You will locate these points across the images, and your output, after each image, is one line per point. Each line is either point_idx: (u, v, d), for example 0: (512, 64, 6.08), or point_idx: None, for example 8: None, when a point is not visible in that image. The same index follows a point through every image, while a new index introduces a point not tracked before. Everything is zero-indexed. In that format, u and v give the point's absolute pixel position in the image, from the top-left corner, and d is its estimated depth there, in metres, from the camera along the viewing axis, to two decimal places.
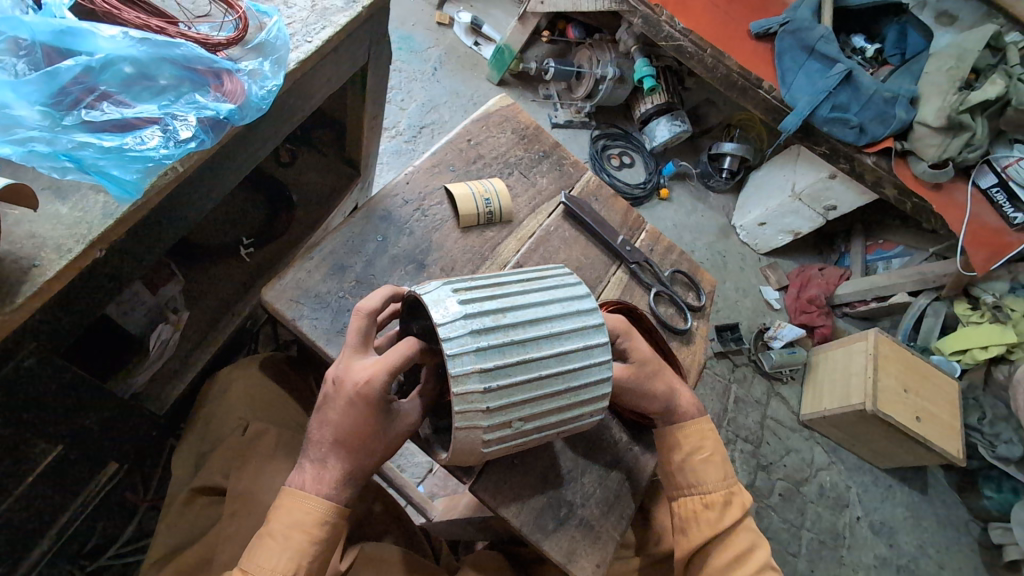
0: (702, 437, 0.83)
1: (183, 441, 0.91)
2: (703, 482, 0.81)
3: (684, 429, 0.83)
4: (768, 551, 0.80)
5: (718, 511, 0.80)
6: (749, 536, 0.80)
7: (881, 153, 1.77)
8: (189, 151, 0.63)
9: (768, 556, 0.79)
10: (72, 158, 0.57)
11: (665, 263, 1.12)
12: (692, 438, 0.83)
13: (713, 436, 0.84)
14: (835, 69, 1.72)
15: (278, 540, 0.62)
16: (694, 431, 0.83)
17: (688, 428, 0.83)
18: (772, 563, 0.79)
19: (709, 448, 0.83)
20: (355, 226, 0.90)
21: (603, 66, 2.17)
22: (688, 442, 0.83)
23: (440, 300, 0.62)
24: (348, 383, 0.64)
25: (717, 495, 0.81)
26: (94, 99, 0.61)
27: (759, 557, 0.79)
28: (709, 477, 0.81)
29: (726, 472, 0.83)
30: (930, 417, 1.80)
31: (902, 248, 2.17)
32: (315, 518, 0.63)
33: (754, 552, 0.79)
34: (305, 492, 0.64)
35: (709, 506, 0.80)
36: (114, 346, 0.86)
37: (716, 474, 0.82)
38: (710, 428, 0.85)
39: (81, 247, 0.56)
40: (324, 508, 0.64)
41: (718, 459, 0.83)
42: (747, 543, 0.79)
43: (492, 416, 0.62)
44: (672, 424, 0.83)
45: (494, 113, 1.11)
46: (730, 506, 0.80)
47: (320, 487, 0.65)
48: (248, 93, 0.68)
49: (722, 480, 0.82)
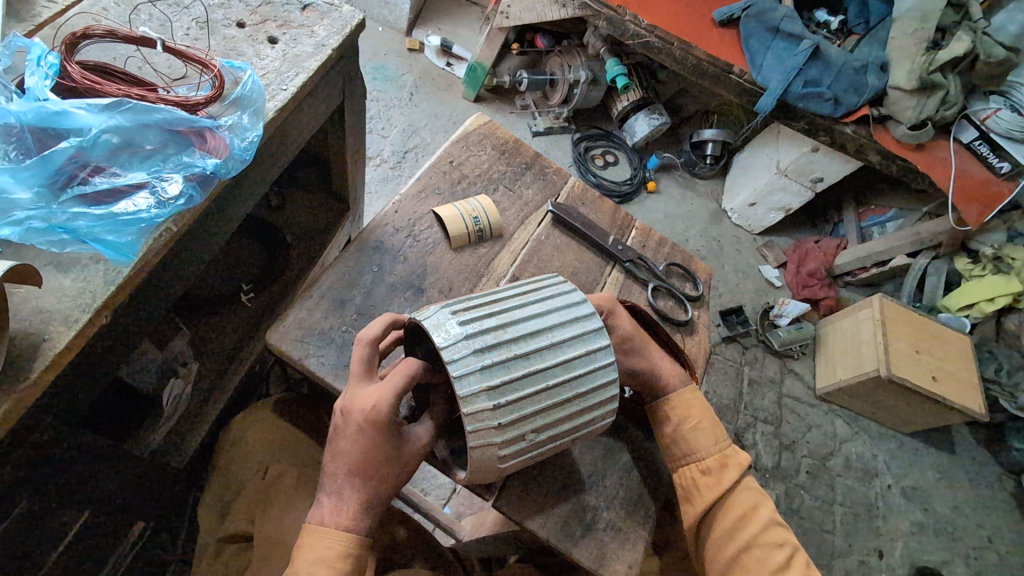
0: (688, 407, 0.83)
1: (206, 491, 0.92)
2: (697, 450, 0.81)
3: (667, 403, 0.83)
4: (772, 506, 0.80)
5: (715, 475, 0.80)
6: (749, 494, 0.80)
7: (860, 121, 1.78)
8: (178, 210, 0.64)
9: (772, 512, 0.79)
10: (68, 230, 0.59)
11: (658, 258, 1.13)
12: (679, 410, 0.83)
13: (700, 402, 0.84)
14: (802, 45, 1.75)
15: None
16: (677, 402, 0.83)
17: (671, 401, 0.83)
18: (777, 518, 0.79)
19: (694, 417, 0.82)
20: (349, 260, 0.92)
21: (575, 71, 2.20)
22: (674, 413, 0.82)
23: (440, 324, 0.64)
24: (356, 411, 0.65)
25: (711, 460, 0.81)
26: (88, 173, 0.62)
27: (764, 514, 0.78)
28: (700, 443, 0.81)
29: (717, 435, 0.83)
30: (946, 374, 1.80)
31: (894, 211, 2.18)
32: (338, 552, 0.64)
33: (757, 509, 0.79)
34: (329, 527, 0.65)
35: (706, 472, 0.80)
36: (133, 408, 0.88)
37: (709, 440, 0.82)
38: (697, 395, 0.84)
39: (87, 315, 0.58)
40: (345, 541, 0.64)
41: (707, 425, 0.82)
42: (750, 502, 0.79)
43: (504, 431, 0.63)
44: (660, 399, 0.84)
45: (472, 133, 1.13)
46: (726, 467, 0.80)
47: (339, 519, 0.65)
48: (231, 146, 0.70)
49: (714, 444, 0.82)
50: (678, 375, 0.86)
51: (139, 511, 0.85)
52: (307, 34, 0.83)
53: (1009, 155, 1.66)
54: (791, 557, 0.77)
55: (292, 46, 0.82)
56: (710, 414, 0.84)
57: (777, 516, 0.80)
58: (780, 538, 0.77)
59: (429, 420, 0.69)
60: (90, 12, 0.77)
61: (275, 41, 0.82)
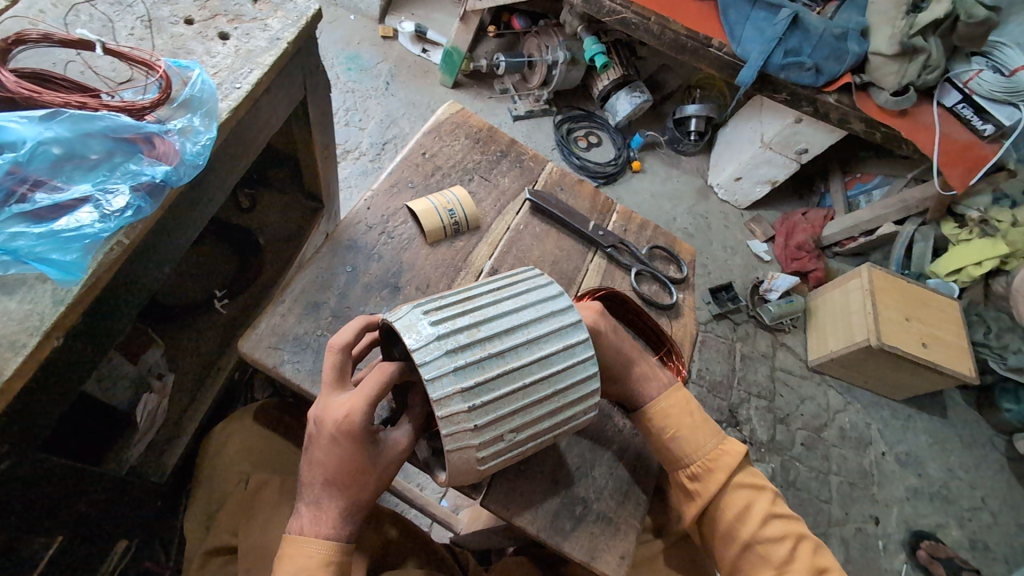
0: (666, 417, 0.80)
1: (191, 502, 0.91)
2: (681, 458, 0.80)
3: (645, 415, 0.80)
4: (769, 499, 0.79)
5: (702, 481, 0.79)
6: (742, 494, 0.78)
7: (842, 89, 1.76)
8: (127, 221, 0.61)
9: (769, 505, 0.78)
10: (7, 251, 0.55)
11: (641, 241, 1.11)
12: (658, 421, 0.80)
13: (678, 407, 0.81)
14: (780, 14, 1.71)
15: None
16: (654, 414, 0.80)
17: (650, 413, 0.80)
18: (774, 511, 0.78)
19: (671, 425, 0.80)
20: (323, 261, 0.89)
21: (553, 51, 2.15)
22: (652, 425, 0.80)
23: (412, 326, 0.62)
24: (329, 420, 0.63)
25: (698, 465, 0.79)
26: (28, 189, 0.59)
27: (760, 509, 0.78)
28: (682, 452, 0.79)
29: (701, 439, 0.80)
30: (936, 340, 1.80)
31: (880, 178, 2.16)
32: (318, 561, 0.62)
33: (753, 506, 0.78)
34: (309, 536, 0.64)
35: (694, 477, 0.80)
36: (103, 427, 0.86)
37: (691, 446, 0.79)
38: (673, 401, 0.81)
39: (36, 338, 0.55)
40: (326, 549, 0.63)
41: (689, 431, 0.80)
42: (743, 501, 0.78)
43: (482, 433, 0.62)
44: (639, 411, 0.81)
45: (444, 122, 1.10)
46: (713, 471, 0.79)
47: (318, 528, 0.64)
48: (182, 151, 0.66)
49: (699, 449, 0.80)
50: (659, 378, 0.83)
51: (122, 527, 0.84)
52: (260, 27, 0.80)
53: (993, 117, 1.63)
54: (792, 546, 0.77)
55: (245, 41, 0.78)
56: (691, 417, 0.81)
57: (776, 508, 0.79)
58: (779, 532, 0.77)
59: (406, 425, 0.67)
60: (27, 16, 0.73)
61: (226, 37, 0.78)
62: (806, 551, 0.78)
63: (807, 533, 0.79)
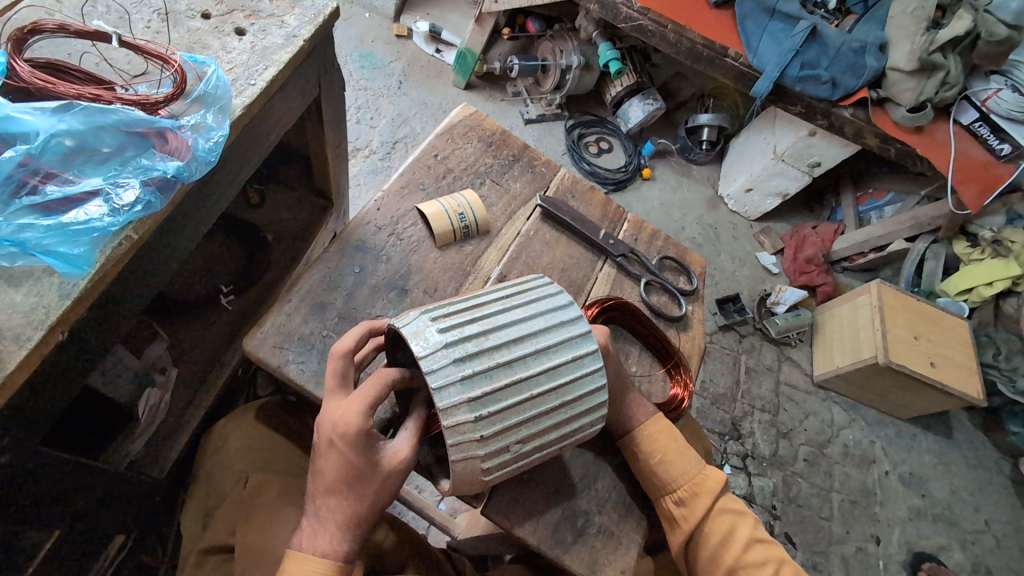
0: (653, 442, 0.79)
1: (190, 498, 0.90)
2: (667, 483, 0.77)
3: (632, 441, 0.79)
4: (751, 523, 0.80)
5: (688, 506, 0.77)
6: (725, 519, 0.78)
7: (858, 104, 1.75)
8: (136, 216, 0.61)
9: (751, 530, 0.79)
10: (16, 243, 0.54)
11: (652, 251, 1.11)
12: (644, 447, 0.78)
13: (663, 433, 0.80)
14: (799, 26, 1.70)
15: None
16: (640, 440, 0.79)
17: (637, 438, 0.79)
18: (758, 535, 0.78)
19: (657, 450, 0.78)
20: (331, 260, 0.88)
21: (568, 56, 2.14)
22: (637, 451, 0.78)
23: (419, 332, 0.61)
24: (326, 428, 0.63)
25: (683, 490, 0.78)
26: (39, 181, 0.58)
27: (743, 534, 0.78)
28: (668, 477, 0.77)
29: (687, 463, 0.79)
30: (944, 360, 1.78)
31: (893, 195, 2.15)
32: None
33: (736, 530, 0.78)
34: (309, 553, 0.64)
35: (680, 503, 0.77)
36: (107, 422, 0.85)
37: (677, 470, 0.78)
38: (657, 427, 0.80)
39: (41, 332, 0.54)
40: (324, 567, 0.63)
41: (675, 456, 0.78)
42: (727, 525, 0.78)
43: (488, 444, 0.61)
44: (625, 438, 0.79)
45: (458, 124, 1.09)
46: (698, 496, 0.78)
47: (317, 540, 0.64)
48: (194, 147, 0.65)
49: (684, 474, 0.78)
50: (646, 404, 0.82)
51: (122, 523, 0.83)
52: (277, 24, 0.79)
53: (1009, 136, 1.63)
54: (774, 570, 0.76)
55: (260, 38, 0.77)
56: (675, 443, 0.80)
57: (758, 533, 0.79)
58: (763, 556, 0.76)
59: (404, 432, 0.65)
60: (43, 5, 0.73)
61: (243, 33, 0.78)
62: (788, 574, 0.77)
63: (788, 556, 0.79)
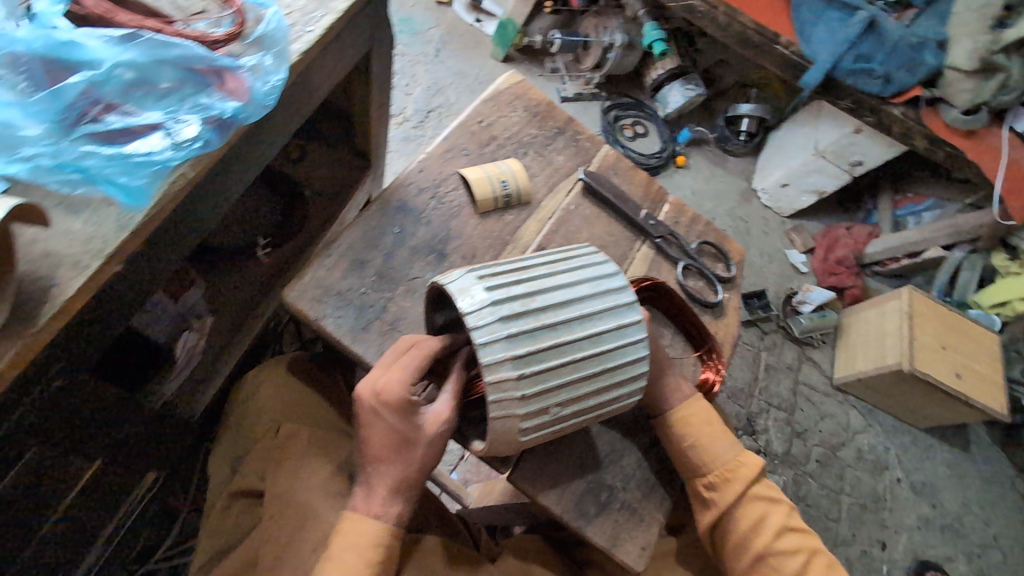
0: (688, 425, 0.78)
1: (219, 444, 0.92)
2: (699, 467, 0.77)
3: (666, 422, 0.78)
4: (784, 512, 0.78)
5: (719, 491, 0.77)
6: (757, 506, 0.77)
7: (909, 102, 1.69)
8: (195, 153, 0.60)
9: (784, 518, 0.77)
10: (78, 169, 0.55)
11: (691, 235, 1.08)
12: (678, 429, 0.78)
13: (699, 417, 0.78)
14: (856, 16, 1.65)
15: (335, 562, 0.64)
16: (676, 421, 0.78)
17: (673, 420, 0.78)
18: (789, 524, 0.77)
19: (692, 434, 0.77)
20: (372, 219, 0.88)
21: (611, 33, 2.11)
22: (671, 432, 0.78)
23: (466, 289, 0.60)
24: (369, 401, 0.65)
25: (716, 474, 0.77)
26: (99, 111, 0.58)
27: (775, 522, 0.76)
28: (700, 460, 0.77)
29: (723, 448, 0.78)
30: (970, 372, 1.75)
31: (933, 201, 2.11)
32: (370, 541, 0.66)
33: (768, 518, 0.76)
34: (362, 513, 0.67)
35: (711, 486, 0.78)
36: (141, 362, 0.84)
37: (711, 455, 0.77)
38: (695, 409, 0.79)
39: (98, 262, 0.53)
40: (376, 530, 0.66)
41: (710, 440, 0.78)
42: (758, 513, 0.77)
43: (528, 403, 0.61)
44: (659, 419, 0.79)
45: (504, 91, 1.07)
46: (730, 482, 0.77)
47: (371, 507, 0.67)
48: (252, 90, 0.65)
49: (717, 459, 0.78)
50: (687, 385, 0.81)
51: (150, 464, 0.83)
52: None
53: None
54: (804, 560, 0.75)
55: None
56: (711, 427, 0.79)
57: (791, 521, 0.78)
58: (794, 545, 0.76)
59: (445, 396, 0.67)
60: None
61: None
62: (819, 565, 0.76)
63: (821, 548, 0.78)
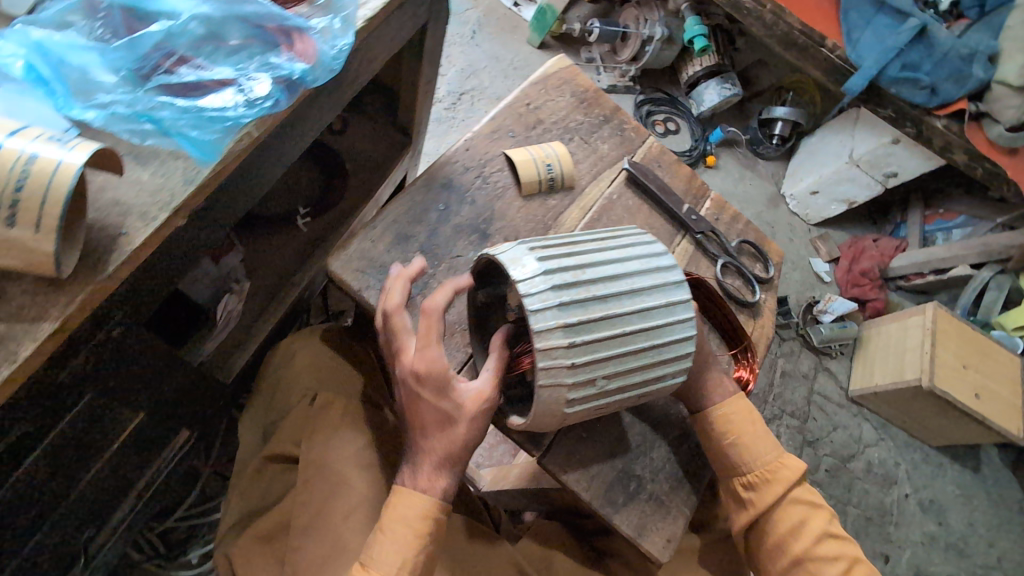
0: (728, 422, 0.78)
1: (249, 408, 0.94)
2: (737, 465, 0.77)
3: (706, 418, 0.78)
4: (826, 518, 0.77)
5: (757, 491, 0.77)
6: (798, 509, 0.76)
7: (953, 115, 1.65)
8: (265, 113, 0.60)
9: (825, 524, 0.76)
10: (151, 120, 0.56)
11: (731, 233, 1.07)
12: (718, 426, 0.78)
13: (740, 415, 0.78)
14: (907, 23, 1.60)
15: (388, 533, 0.66)
16: (716, 418, 0.78)
17: (712, 416, 0.78)
18: (831, 531, 0.76)
19: (732, 431, 0.77)
20: (417, 194, 0.87)
21: (651, 26, 2.08)
22: (710, 429, 0.78)
23: (517, 260, 0.60)
24: (407, 376, 0.67)
25: (755, 474, 0.77)
26: (172, 64, 0.58)
27: (816, 526, 0.75)
28: (739, 459, 0.77)
29: (763, 448, 0.78)
30: (990, 393, 1.72)
31: (964, 218, 2.08)
32: (422, 513, 0.67)
33: (808, 523, 0.75)
34: (412, 487, 0.68)
35: (749, 487, 0.78)
36: (182, 320, 0.85)
37: (750, 454, 0.77)
38: (736, 407, 0.79)
39: (165, 215, 0.53)
40: (428, 504, 0.68)
41: (751, 439, 0.77)
42: (798, 516, 0.76)
43: (576, 373, 0.60)
44: (698, 414, 0.79)
45: (553, 75, 1.06)
46: (770, 483, 0.77)
47: (420, 481, 0.68)
48: (320, 53, 0.64)
49: (757, 458, 0.77)
50: (728, 383, 0.81)
51: (187, 418, 0.82)
52: None
53: None
54: (846, 567, 0.73)
55: None
56: (751, 426, 0.78)
57: (832, 527, 0.77)
58: (835, 552, 0.74)
59: (487, 373, 0.67)
60: None
61: None
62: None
63: (863, 557, 0.76)
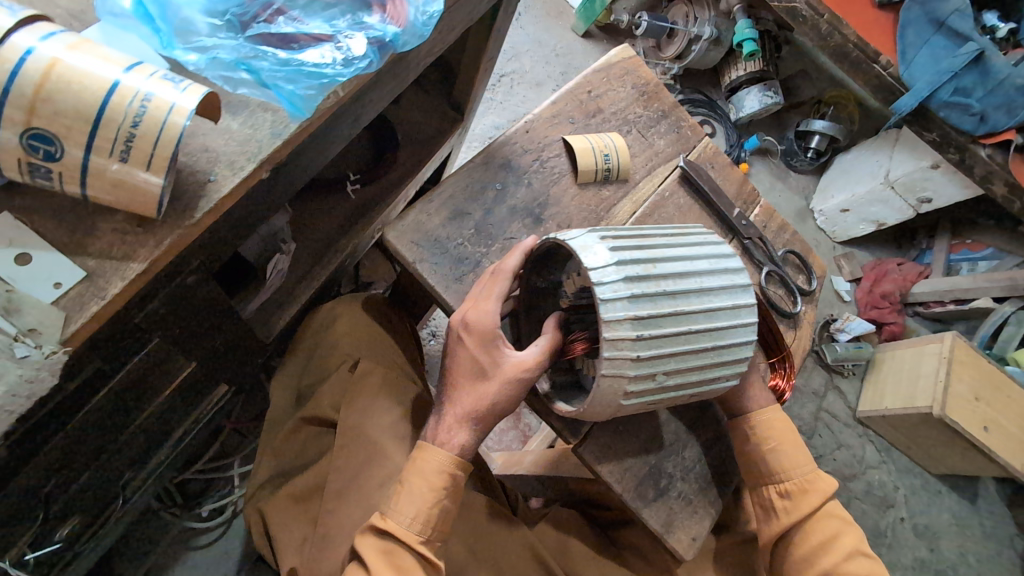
0: (769, 429, 0.78)
1: (283, 369, 0.94)
2: (774, 473, 0.78)
3: (748, 423, 0.79)
4: (856, 535, 0.77)
5: (793, 500, 0.78)
6: (830, 524, 0.77)
7: (999, 145, 1.61)
8: (359, 72, 0.60)
9: (855, 542, 0.77)
10: (251, 69, 0.57)
11: (778, 242, 1.06)
12: (760, 432, 0.78)
13: (782, 424, 0.79)
14: (964, 47, 1.56)
15: (408, 488, 0.66)
16: (759, 424, 0.79)
17: (755, 422, 0.79)
18: (861, 548, 0.76)
19: (773, 438, 0.78)
20: (476, 171, 0.87)
21: (700, 25, 2.02)
22: (751, 434, 0.79)
23: (588, 247, 0.59)
24: (458, 325, 0.70)
25: (792, 484, 0.78)
26: (271, 14, 0.59)
27: (845, 543, 0.76)
28: (778, 467, 0.78)
29: (801, 458, 0.78)
30: (1000, 428, 1.71)
31: (991, 250, 2.05)
32: (443, 470, 0.67)
33: (839, 538, 0.76)
34: (434, 444, 0.68)
35: (784, 495, 0.78)
36: (233, 274, 0.86)
37: (790, 463, 0.78)
38: (779, 415, 0.79)
39: (251, 165, 0.56)
40: (447, 460, 0.68)
41: (790, 449, 0.78)
42: (830, 530, 0.76)
43: (639, 366, 0.60)
44: (740, 419, 0.80)
45: (616, 64, 1.04)
46: (806, 493, 0.77)
47: (443, 440, 0.68)
48: (411, 18, 0.62)
49: (796, 468, 0.78)
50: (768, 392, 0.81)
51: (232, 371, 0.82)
52: None
53: None
54: None
55: None
56: (792, 436, 0.79)
57: (862, 546, 0.77)
58: (863, 570, 0.74)
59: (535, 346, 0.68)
60: None
61: None
62: None
63: None
